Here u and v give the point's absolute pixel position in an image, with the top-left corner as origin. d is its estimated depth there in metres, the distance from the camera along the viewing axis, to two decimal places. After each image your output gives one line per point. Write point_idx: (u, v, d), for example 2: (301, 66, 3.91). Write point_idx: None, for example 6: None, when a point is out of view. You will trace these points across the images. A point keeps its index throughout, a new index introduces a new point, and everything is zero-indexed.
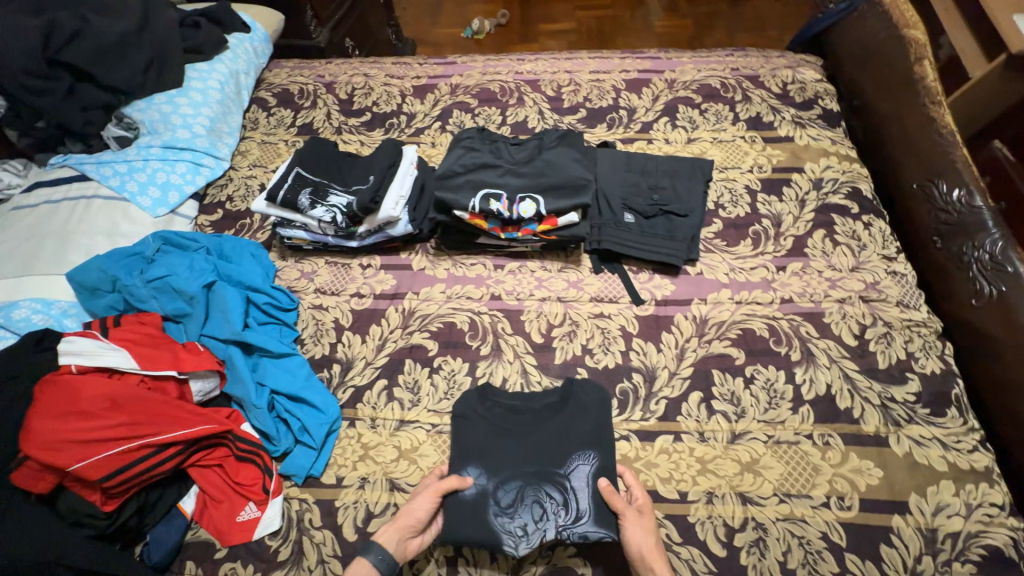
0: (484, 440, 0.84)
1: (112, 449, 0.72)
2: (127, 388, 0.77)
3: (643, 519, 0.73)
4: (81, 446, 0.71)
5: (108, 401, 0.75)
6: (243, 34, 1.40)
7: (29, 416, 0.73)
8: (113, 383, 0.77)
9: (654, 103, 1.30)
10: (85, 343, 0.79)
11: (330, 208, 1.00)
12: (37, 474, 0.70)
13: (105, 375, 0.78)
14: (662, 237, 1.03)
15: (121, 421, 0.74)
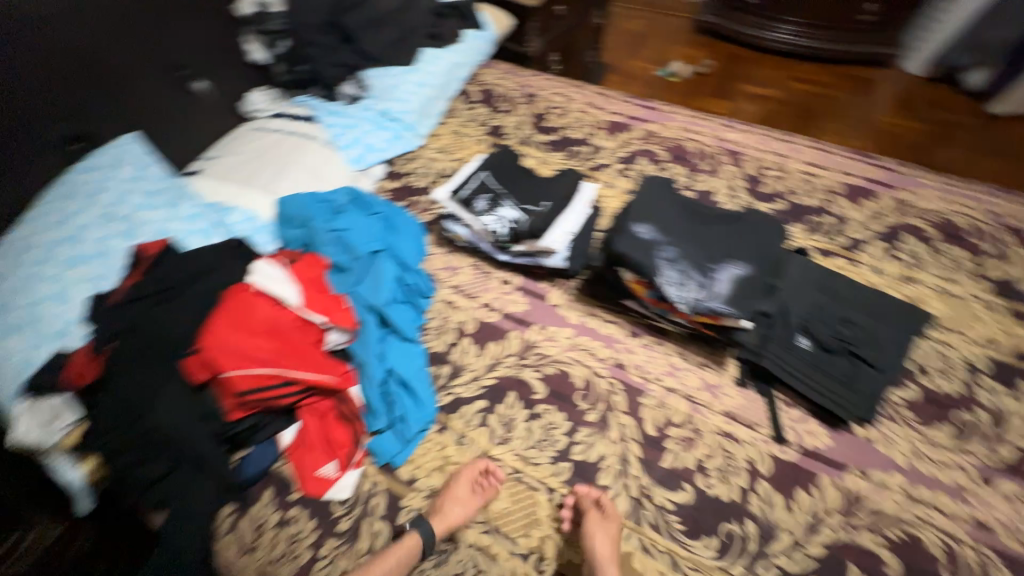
0: (668, 210, 0.98)
1: (255, 369, 0.81)
2: (284, 322, 0.85)
3: (606, 527, 0.76)
4: (237, 357, 0.81)
5: (269, 327, 0.84)
6: (476, 32, 1.51)
7: (213, 316, 0.83)
8: (278, 311, 0.85)
9: (872, 220, 1.12)
10: (271, 270, 0.90)
11: (498, 220, 1.03)
12: (200, 366, 0.80)
13: (274, 303, 0.86)
14: (838, 380, 0.87)
15: (270, 349, 0.83)
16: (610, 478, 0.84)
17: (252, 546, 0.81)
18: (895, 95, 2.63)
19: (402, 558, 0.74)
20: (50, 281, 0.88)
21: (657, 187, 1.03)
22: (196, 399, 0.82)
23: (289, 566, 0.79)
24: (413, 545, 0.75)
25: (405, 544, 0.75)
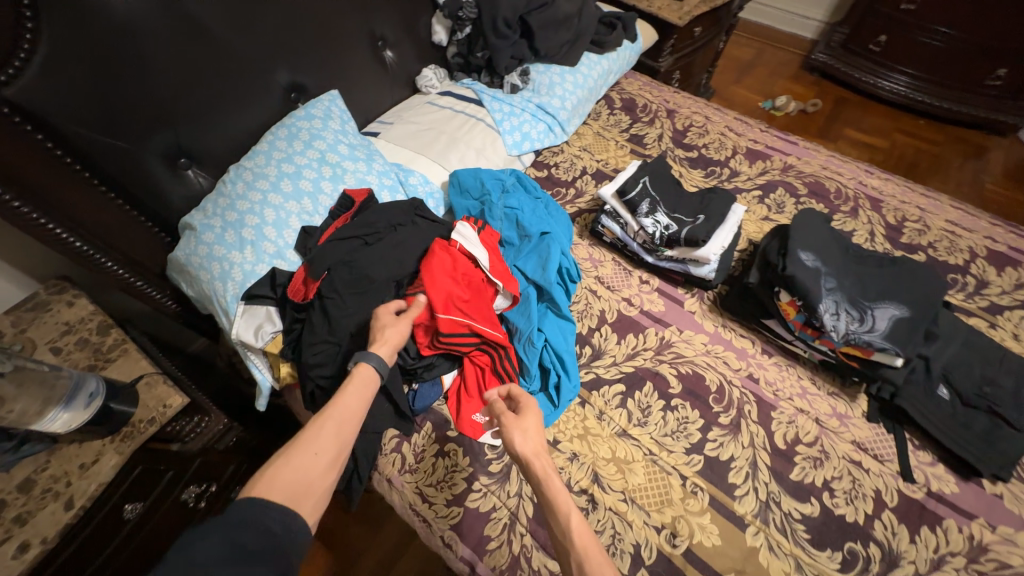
0: (827, 242, 1.02)
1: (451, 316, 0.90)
2: (477, 281, 0.97)
3: (533, 421, 0.79)
4: (441, 302, 0.90)
5: (467, 283, 0.96)
6: (629, 43, 1.59)
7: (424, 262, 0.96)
8: (474, 271, 0.97)
9: (1015, 289, 1.13)
10: (469, 233, 1.01)
11: (656, 224, 1.09)
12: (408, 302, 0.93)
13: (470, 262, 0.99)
14: (977, 435, 0.90)
15: (465, 301, 0.93)
16: (740, 477, 0.90)
17: (412, 468, 0.93)
18: (1012, 168, 2.56)
19: (360, 383, 0.76)
20: (274, 208, 1.00)
21: (814, 217, 1.08)
22: None
23: (446, 492, 0.90)
24: (368, 376, 0.78)
25: (358, 376, 0.76)
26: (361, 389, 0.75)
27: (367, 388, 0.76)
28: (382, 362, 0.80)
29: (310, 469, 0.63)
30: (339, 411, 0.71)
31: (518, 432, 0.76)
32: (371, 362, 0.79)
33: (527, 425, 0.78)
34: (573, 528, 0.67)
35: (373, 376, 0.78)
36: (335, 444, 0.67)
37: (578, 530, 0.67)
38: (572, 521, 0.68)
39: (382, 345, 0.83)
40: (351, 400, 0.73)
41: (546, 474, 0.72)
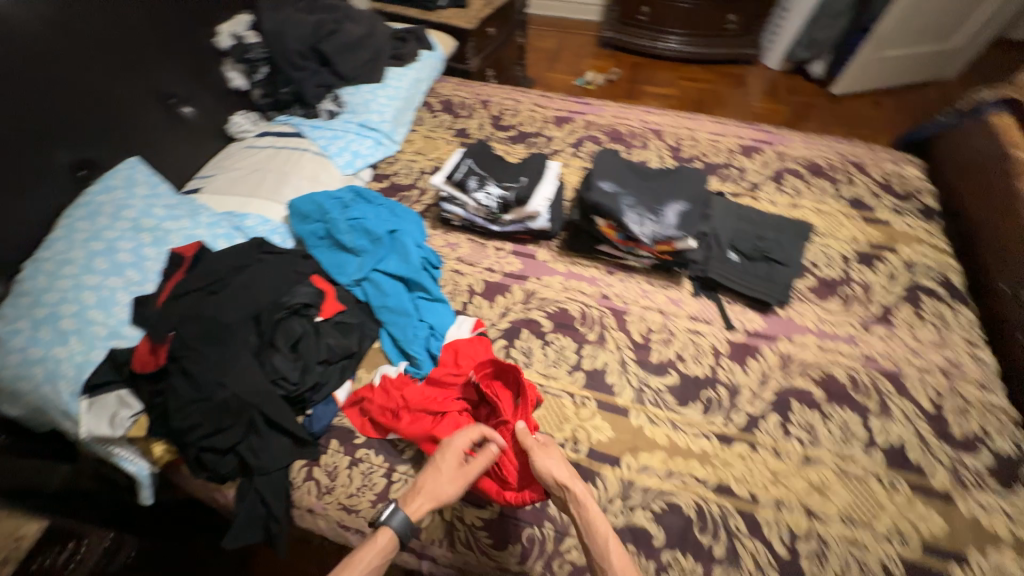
0: (620, 169, 1.24)
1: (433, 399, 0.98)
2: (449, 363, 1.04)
3: (553, 456, 0.85)
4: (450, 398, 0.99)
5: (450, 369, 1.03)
6: (429, 51, 1.74)
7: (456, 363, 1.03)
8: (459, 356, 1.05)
9: (763, 169, 1.48)
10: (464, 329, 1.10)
11: (488, 196, 1.23)
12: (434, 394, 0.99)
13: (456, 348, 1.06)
14: (762, 279, 1.17)
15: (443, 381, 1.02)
16: (615, 376, 1.07)
17: (329, 488, 0.93)
18: (764, 88, 3.26)
19: (375, 542, 0.75)
20: (94, 290, 0.93)
21: (607, 154, 1.30)
22: (261, 368, 0.93)
23: (369, 494, 0.92)
24: (385, 542, 0.75)
25: (379, 539, 0.75)
26: (380, 558, 0.74)
27: (391, 545, 0.76)
28: (407, 517, 0.77)
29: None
30: (357, 564, 0.73)
31: (541, 465, 0.82)
32: (393, 521, 0.76)
33: (548, 460, 0.83)
34: (614, 561, 0.74)
35: (399, 539, 0.76)
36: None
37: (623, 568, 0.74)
38: (614, 559, 0.75)
39: (415, 498, 0.79)
40: (371, 548, 0.75)
41: (582, 498, 0.80)
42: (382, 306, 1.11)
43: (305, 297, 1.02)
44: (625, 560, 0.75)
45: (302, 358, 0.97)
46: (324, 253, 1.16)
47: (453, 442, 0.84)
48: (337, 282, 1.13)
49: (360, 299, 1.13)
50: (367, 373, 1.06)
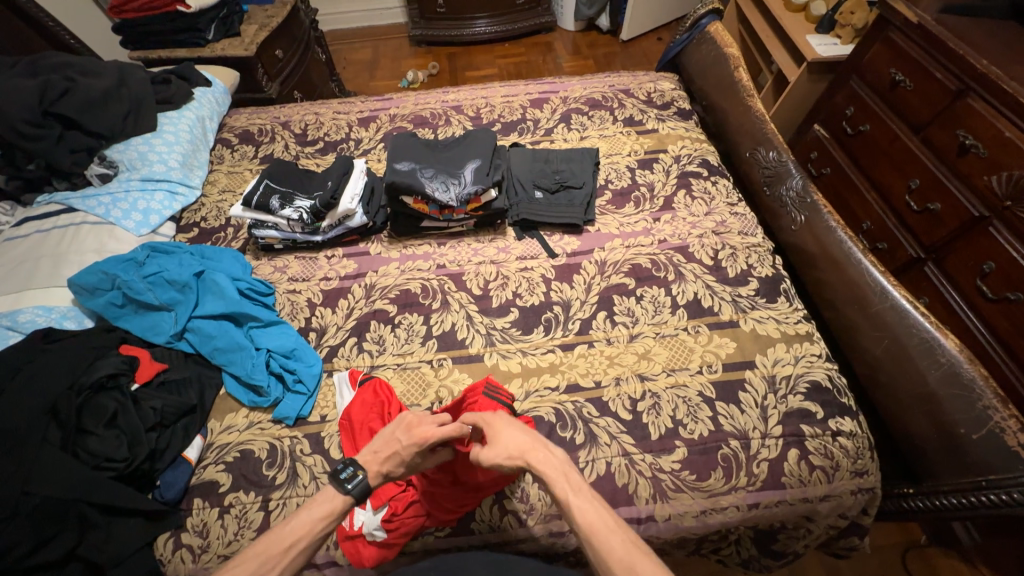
0: (415, 148, 1.31)
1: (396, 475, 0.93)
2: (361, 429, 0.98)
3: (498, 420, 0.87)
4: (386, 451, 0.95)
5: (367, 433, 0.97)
6: (205, 87, 1.65)
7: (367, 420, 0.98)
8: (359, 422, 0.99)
9: (553, 114, 1.65)
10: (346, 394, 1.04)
11: (296, 209, 1.22)
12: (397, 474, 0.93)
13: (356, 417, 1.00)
14: (566, 205, 1.32)
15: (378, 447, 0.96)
16: (464, 331, 1.15)
17: (204, 547, 0.88)
18: (569, 48, 3.57)
19: (325, 503, 0.78)
20: None
21: (403, 138, 1.36)
22: (76, 459, 0.86)
23: (248, 533, 0.90)
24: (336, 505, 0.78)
25: (329, 499, 0.78)
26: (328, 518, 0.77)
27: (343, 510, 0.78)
28: (361, 486, 0.79)
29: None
30: (300, 525, 0.75)
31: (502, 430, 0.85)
32: (353, 490, 0.79)
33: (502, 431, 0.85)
34: (579, 512, 0.73)
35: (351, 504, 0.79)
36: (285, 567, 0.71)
37: (588, 516, 0.73)
38: (578, 510, 0.74)
39: (372, 464, 0.83)
40: (321, 508, 0.77)
41: (539, 463, 0.80)
42: (213, 350, 1.06)
43: (110, 368, 0.94)
44: (590, 508, 0.74)
45: (124, 432, 0.90)
46: (133, 319, 1.08)
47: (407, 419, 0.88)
48: (157, 344, 1.06)
49: (188, 351, 1.07)
50: (218, 421, 1.02)
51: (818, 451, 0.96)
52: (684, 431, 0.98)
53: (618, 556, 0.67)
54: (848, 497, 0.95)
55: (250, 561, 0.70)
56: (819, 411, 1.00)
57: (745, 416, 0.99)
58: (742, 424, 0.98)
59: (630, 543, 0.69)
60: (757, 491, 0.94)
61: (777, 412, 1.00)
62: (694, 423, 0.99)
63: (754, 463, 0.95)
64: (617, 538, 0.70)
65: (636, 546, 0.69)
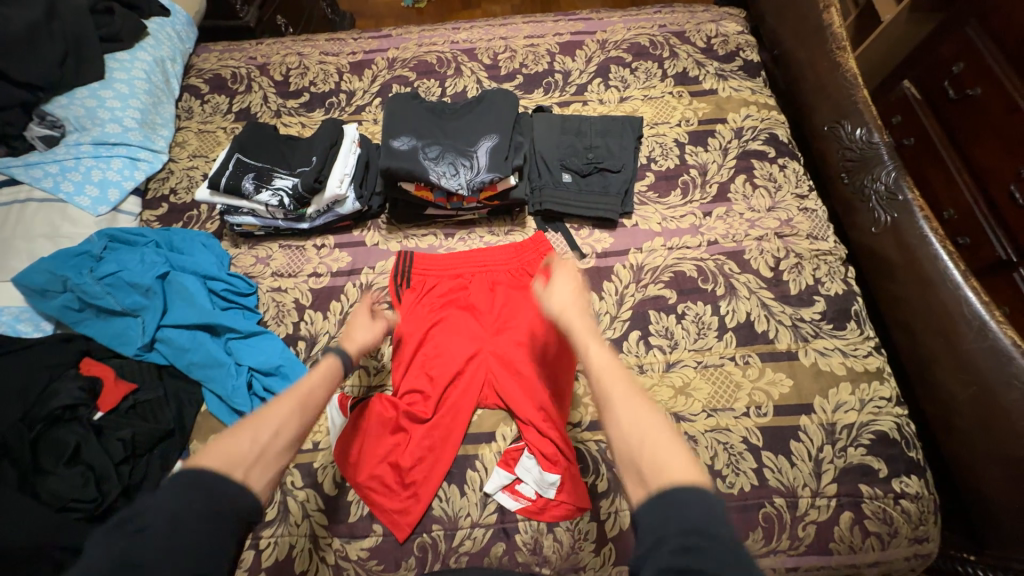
0: (417, 116, 1.06)
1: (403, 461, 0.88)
2: (380, 429, 0.90)
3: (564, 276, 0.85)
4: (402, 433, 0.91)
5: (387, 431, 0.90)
6: (162, 18, 1.35)
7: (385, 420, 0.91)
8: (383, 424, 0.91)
9: (587, 65, 1.34)
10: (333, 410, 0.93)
11: (275, 192, 1.02)
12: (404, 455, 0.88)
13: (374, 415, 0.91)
14: (599, 193, 1.09)
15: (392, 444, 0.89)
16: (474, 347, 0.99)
17: None
18: None
19: (324, 373, 0.77)
20: None
21: (403, 99, 1.10)
22: (38, 502, 0.77)
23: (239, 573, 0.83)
24: (333, 367, 0.79)
25: (324, 366, 0.78)
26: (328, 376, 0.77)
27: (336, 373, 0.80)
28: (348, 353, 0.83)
29: (283, 422, 0.66)
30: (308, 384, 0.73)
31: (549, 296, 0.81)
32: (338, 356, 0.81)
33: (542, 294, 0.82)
34: (592, 361, 0.67)
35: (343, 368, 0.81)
36: (307, 410, 0.70)
37: (603, 370, 0.66)
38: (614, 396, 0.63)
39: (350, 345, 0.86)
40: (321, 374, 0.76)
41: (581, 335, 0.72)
42: (189, 364, 0.93)
43: (66, 398, 0.83)
44: (602, 358, 0.67)
45: (91, 468, 0.80)
46: (94, 325, 0.93)
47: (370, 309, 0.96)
48: (124, 354, 0.93)
49: (161, 363, 0.94)
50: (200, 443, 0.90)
51: (875, 516, 0.84)
52: (723, 484, 0.86)
53: (629, 408, 0.61)
54: (901, 564, 0.85)
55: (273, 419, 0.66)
56: (883, 469, 0.86)
57: (795, 470, 0.86)
58: (791, 480, 0.86)
59: (637, 397, 0.62)
60: (799, 556, 0.83)
61: (833, 468, 0.86)
62: (735, 476, 0.86)
63: (800, 525, 0.84)
64: (630, 395, 0.62)
65: (643, 402, 0.61)
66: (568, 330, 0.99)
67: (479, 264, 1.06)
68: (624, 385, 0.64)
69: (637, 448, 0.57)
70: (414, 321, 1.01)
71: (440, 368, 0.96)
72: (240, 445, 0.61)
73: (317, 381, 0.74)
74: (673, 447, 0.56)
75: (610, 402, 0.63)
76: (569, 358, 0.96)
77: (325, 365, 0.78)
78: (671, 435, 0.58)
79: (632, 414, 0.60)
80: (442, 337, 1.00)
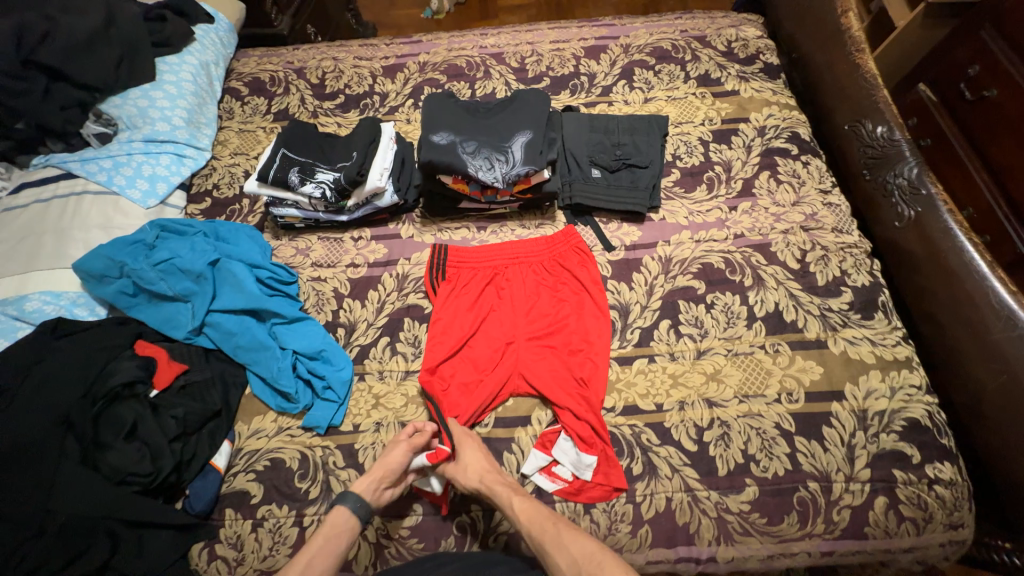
0: (454, 113, 1.11)
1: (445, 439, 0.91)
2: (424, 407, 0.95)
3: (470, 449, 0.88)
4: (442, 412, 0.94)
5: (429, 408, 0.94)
6: (207, 25, 1.42)
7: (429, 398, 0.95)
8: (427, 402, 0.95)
9: (612, 68, 1.39)
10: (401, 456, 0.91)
11: (319, 185, 1.06)
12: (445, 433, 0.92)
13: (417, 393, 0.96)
14: (627, 188, 1.13)
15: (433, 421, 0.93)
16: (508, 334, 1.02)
17: (239, 560, 0.85)
18: None
19: (335, 529, 0.78)
20: None
21: (440, 98, 1.15)
22: (98, 473, 0.80)
23: (284, 549, 0.85)
24: (347, 519, 0.79)
25: (338, 521, 0.78)
26: (337, 538, 0.77)
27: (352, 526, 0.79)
28: (362, 502, 0.80)
29: None
30: (321, 549, 0.75)
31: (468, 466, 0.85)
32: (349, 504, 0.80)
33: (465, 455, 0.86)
34: (520, 515, 0.78)
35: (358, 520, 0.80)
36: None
37: (533, 520, 0.78)
38: (557, 551, 0.74)
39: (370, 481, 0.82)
40: (332, 533, 0.77)
41: (513, 506, 0.79)
42: (235, 348, 0.97)
43: (127, 375, 0.85)
44: (528, 508, 0.79)
45: (146, 443, 0.83)
46: (146, 309, 0.98)
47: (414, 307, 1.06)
48: (174, 338, 0.97)
49: (209, 347, 0.98)
50: (245, 424, 0.95)
51: (910, 501, 0.85)
52: (756, 468, 0.87)
53: (561, 545, 0.74)
54: (936, 549, 0.85)
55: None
56: (916, 455, 0.87)
57: (828, 455, 0.87)
58: (825, 464, 0.87)
59: (565, 531, 0.76)
60: (834, 540, 0.84)
61: (866, 453, 0.87)
62: (769, 460, 0.88)
63: (835, 509, 0.85)
64: (559, 533, 0.76)
65: (570, 535, 0.76)
66: (600, 317, 1.02)
67: (512, 256, 1.10)
68: (551, 527, 0.77)
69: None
70: (450, 310, 1.04)
71: (475, 354, 0.99)
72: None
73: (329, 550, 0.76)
74: (607, 565, 0.71)
75: (548, 546, 0.75)
76: (600, 342, 0.99)
77: (339, 519, 0.79)
78: (601, 555, 0.73)
79: (565, 551, 0.73)
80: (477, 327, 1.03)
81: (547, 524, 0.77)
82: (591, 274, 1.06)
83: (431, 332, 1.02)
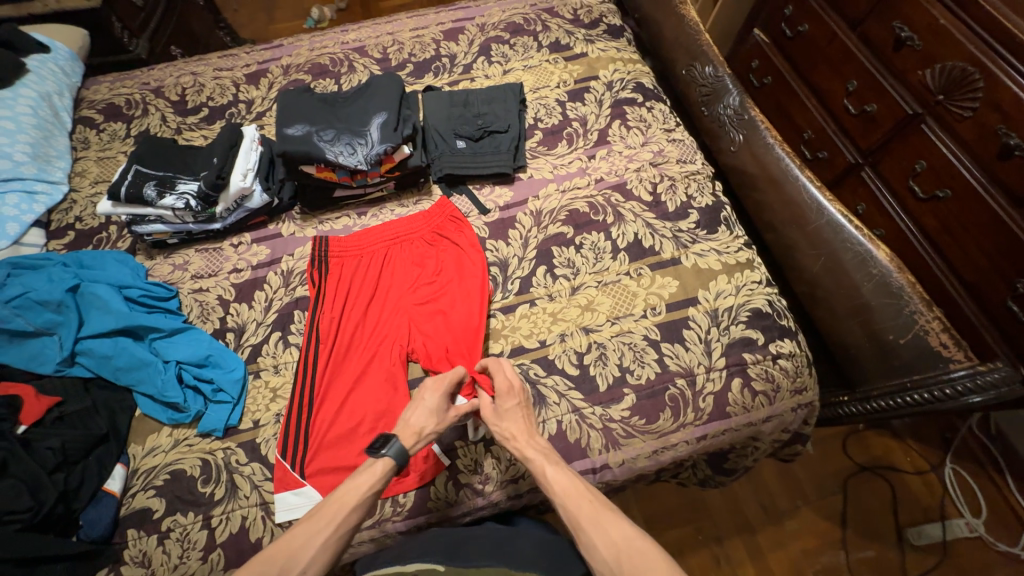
0: (308, 106, 1.14)
1: (341, 429, 0.92)
2: (316, 400, 0.95)
3: (517, 400, 0.89)
4: (334, 401, 0.95)
5: (322, 402, 0.95)
6: (43, 55, 1.37)
7: (321, 389, 0.96)
8: (317, 395, 0.96)
9: (470, 47, 1.45)
10: (291, 498, 0.87)
11: (180, 196, 1.05)
12: (341, 424, 0.93)
13: (306, 387, 0.96)
14: (491, 153, 1.20)
15: (327, 411, 0.94)
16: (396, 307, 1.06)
17: None
18: None
19: (373, 470, 0.81)
20: None
21: (294, 95, 1.17)
22: None
23: (194, 553, 0.84)
24: (380, 469, 0.81)
25: (378, 466, 0.81)
26: (378, 483, 0.81)
27: (387, 475, 0.82)
28: (399, 451, 0.82)
29: (329, 536, 0.75)
30: (352, 488, 0.79)
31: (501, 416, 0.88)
32: (390, 452, 0.82)
33: (511, 409, 0.88)
34: (555, 483, 0.81)
35: (393, 469, 0.82)
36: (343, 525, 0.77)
37: (567, 493, 0.80)
38: (594, 533, 0.75)
39: (409, 433, 0.85)
40: (367, 474, 0.81)
41: (552, 473, 0.81)
42: (115, 371, 0.94)
43: None
44: (563, 478, 0.81)
45: (22, 479, 0.81)
46: (8, 350, 0.94)
47: (301, 298, 1.08)
48: (45, 374, 0.94)
49: (86, 376, 0.95)
50: (139, 445, 0.93)
51: (759, 377, 0.98)
52: (632, 378, 0.97)
53: (599, 525, 0.76)
54: (789, 415, 0.99)
55: (303, 531, 0.75)
56: (760, 337, 1.00)
57: (689, 353, 0.99)
58: (687, 361, 0.98)
59: (605, 515, 0.77)
60: (704, 424, 0.96)
61: (720, 345, 1.00)
62: (642, 368, 0.98)
63: (700, 398, 0.96)
64: (598, 516, 0.77)
65: (613, 519, 0.76)
66: (480, 272, 1.08)
67: (394, 237, 1.14)
68: (593, 508, 0.78)
69: (616, 562, 0.72)
70: (338, 294, 1.07)
71: (353, 348, 1.01)
72: (294, 554, 0.73)
73: (360, 492, 0.79)
74: (646, 553, 0.72)
75: (588, 530, 0.76)
76: (483, 296, 1.05)
77: (364, 471, 0.81)
78: (642, 543, 0.73)
79: (604, 531, 0.75)
80: (348, 322, 1.03)
81: (588, 502, 0.78)
82: (469, 237, 1.12)
83: (316, 326, 1.03)
